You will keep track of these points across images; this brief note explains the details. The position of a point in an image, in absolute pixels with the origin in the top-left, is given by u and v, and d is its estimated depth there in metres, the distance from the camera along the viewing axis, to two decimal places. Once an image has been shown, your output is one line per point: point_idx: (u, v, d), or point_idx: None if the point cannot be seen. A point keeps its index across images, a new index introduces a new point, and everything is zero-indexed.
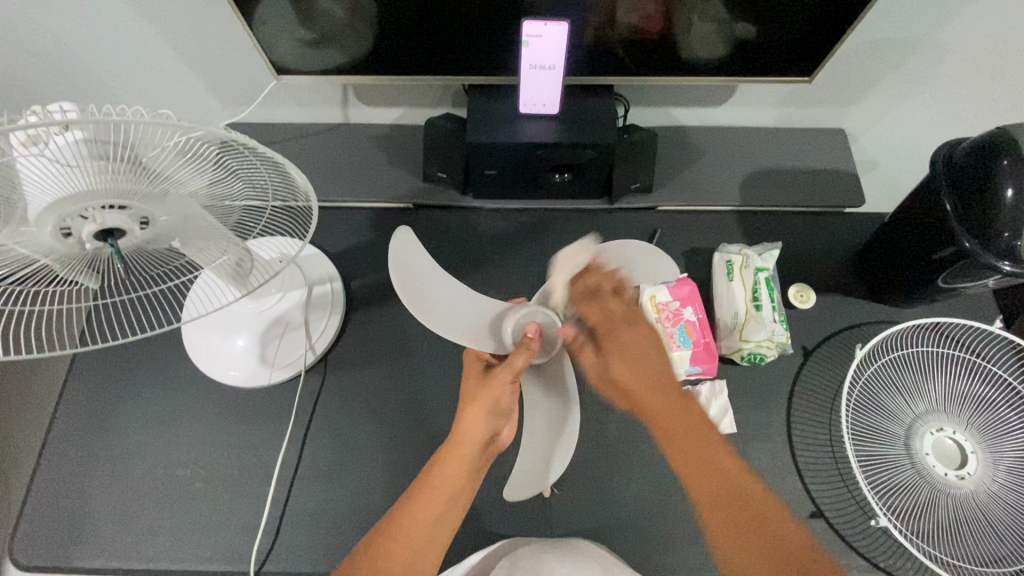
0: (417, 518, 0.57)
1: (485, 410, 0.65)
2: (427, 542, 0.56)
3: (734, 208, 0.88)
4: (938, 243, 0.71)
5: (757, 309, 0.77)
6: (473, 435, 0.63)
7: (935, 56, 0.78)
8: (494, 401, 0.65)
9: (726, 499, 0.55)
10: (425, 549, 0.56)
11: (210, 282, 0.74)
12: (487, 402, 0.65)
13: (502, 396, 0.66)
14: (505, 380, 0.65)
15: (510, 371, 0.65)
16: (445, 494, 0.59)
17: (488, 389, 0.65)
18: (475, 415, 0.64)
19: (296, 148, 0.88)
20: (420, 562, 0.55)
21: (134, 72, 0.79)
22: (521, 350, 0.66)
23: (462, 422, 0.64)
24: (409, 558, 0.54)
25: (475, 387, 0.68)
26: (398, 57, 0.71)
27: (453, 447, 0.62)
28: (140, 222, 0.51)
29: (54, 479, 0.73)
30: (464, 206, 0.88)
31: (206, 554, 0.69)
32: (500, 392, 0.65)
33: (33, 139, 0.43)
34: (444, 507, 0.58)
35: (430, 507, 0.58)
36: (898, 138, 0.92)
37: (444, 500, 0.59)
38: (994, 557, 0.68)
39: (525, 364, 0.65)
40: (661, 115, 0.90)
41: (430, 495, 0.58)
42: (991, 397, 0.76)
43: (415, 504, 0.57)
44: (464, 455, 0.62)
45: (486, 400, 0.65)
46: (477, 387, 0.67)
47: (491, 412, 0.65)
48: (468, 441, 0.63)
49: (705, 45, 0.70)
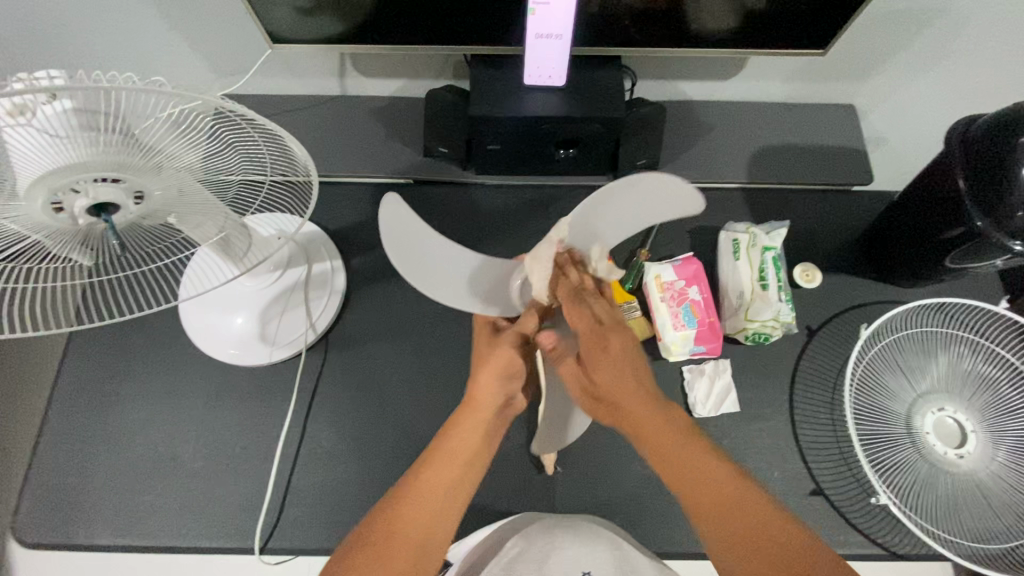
0: (434, 482, 0.55)
1: (497, 374, 0.61)
2: (447, 504, 0.54)
3: (741, 185, 0.87)
4: (946, 222, 0.70)
5: (764, 288, 0.76)
6: (490, 397, 0.60)
7: (954, 29, 0.75)
8: (505, 364, 0.61)
9: (713, 504, 0.51)
10: (441, 519, 0.53)
11: (206, 257, 0.72)
12: (499, 366, 0.61)
13: (514, 359, 0.62)
14: (517, 343, 0.61)
15: (519, 333, 0.62)
16: (462, 457, 0.57)
17: (496, 353, 0.62)
18: (486, 379, 0.61)
19: (293, 121, 0.86)
20: (437, 531, 0.53)
21: (121, 38, 0.76)
22: (530, 310, 0.63)
23: (476, 386, 0.60)
24: (429, 524, 0.53)
25: (485, 351, 0.63)
26: (400, 25, 0.68)
27: (469, 407, 0.60)
28: (135, 195, 0.49)
29: (53, 458, 0.73)
30: (466, 182, 0.86)
31: (211, 531, 0.70)
32: (511, 355, 0.62)
33: (20, 107, 0.41)
34: (460, 475, 0.56)
35: (447, 470, 0.56)
36: (909, 114, 0.90)
37: (462, 462, 0.56)
38: (991, 533, 0.69)
39: (535, 325, 0.63)
40: (667, 89, 0.88)
41: (449, 458, 0.56)
42: (994, 376, 0.76)
43: (432, 468, 0.55)
44: (480, 417, 0.59)
45: (497, 365, 0.61)
46: (487, 347, 0.63)
47: (502, 376, 0.61)
48: (485, 404, 0.60)
49: (716, 16, 0.67)
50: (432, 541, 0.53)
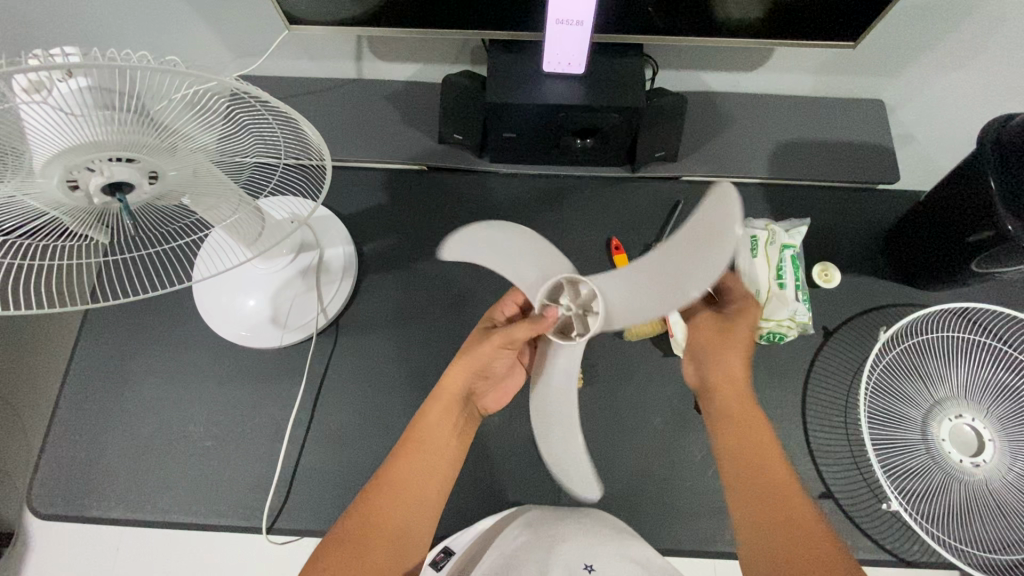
0: (410, 473, 0.59)
1: (471, 370, 0.63)
2: (421, 498, 0.58)
3: (761, 180, 0.85)
4: (975, 225, 0.67)
5: (782, 287, 0.74)
6: (454, 391, 0.62)
7: (992, 25, 0.72)
8: (481, 363, 0.63)
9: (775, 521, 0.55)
10: (418, 506, 0.58)
11: (221, 239, 0.72)
12: (471, 364, 0.63)
13: (489, 360, 0.63)
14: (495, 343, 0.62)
15: (505, 338, 0.61)
16: (432, 447, 0.61)
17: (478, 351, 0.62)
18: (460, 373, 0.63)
19: (309, 103, 0.85)
20: (413, 519, 0.57)
21: (139, 18, 0.75)
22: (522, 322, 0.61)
23: (445, 379, 0.62)
24: (405, 516, 0.57)
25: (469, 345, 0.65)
26: (417, 9, 0.67)
27: (436, 400, 0.63)
28: (149, 174, 0.49)
29: (68, 431, 0.74)
30: (480, 169, 0.85)
31: (220, 509, 0.71)
32: (489, 354, 0.63)
33: (36, 84, 0.40)
34: (434, 464, 0.60)
35: (415, 464, 0.59)
36: (939, 111, 0.87)
37: (435, 454, 0.61)
38: (1004, 543, 0.68)
39: (524, 335, 0.60)
40: (688, 78, 0.86)
41: (413, 455, 0.59)
42: (1015, 384, 0.74)
43: (406, 458, 0.59)
44: (446, 410, 0.63)
45: (472, 361, 0.63)
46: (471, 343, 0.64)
47: (472, 375, 0.63)
48: (450, 398, 0.63)
49: (741, 5, 0.65)
50: (409, 532, 0.57)
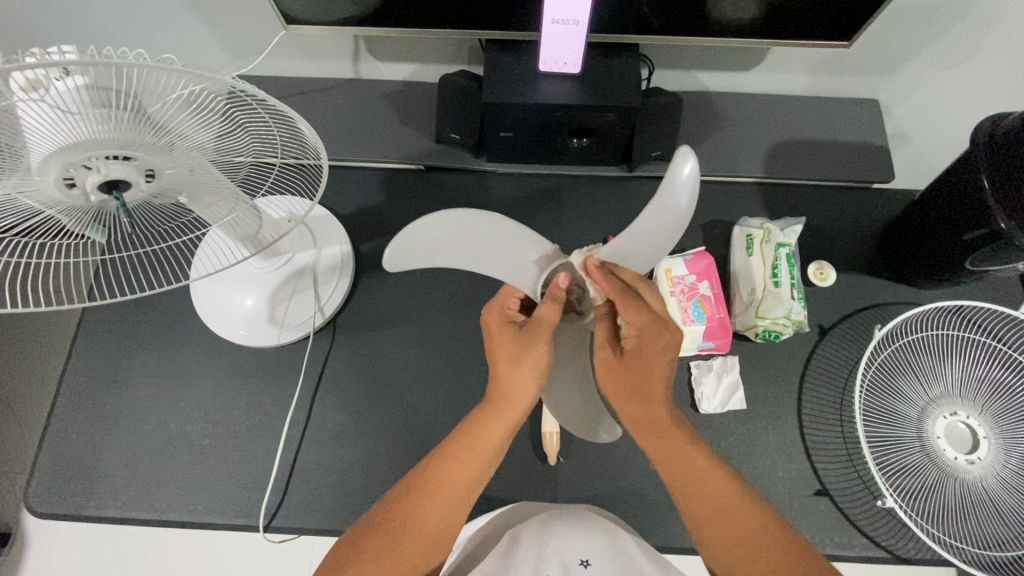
0: (456, 474, 0.55)
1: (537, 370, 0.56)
2: (459, 499, 0.56)
3: (757, 180, 0.85)
4: (969, 223, 0.68)
5: (777, 285, 0.75)
6: (521, 395, 0.56)
7: (986, 24, 0.73)
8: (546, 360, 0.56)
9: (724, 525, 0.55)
10: (456, 506, 0.55)
11: (218, 238, 0.73)
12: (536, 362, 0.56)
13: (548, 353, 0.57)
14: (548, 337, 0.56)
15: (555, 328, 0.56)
16: (486, 449, 0.56)
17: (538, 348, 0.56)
18: (526, 378, 0.56)
19: (307, 103, 0.85)
20: (450, 518, 0.55)
21: (138, 17, 0.76)
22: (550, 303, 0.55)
23: (517, 385, 0.56)
24: (443, 517, 0.55)
25: (519, 347, 0.56)
26: (414, 10, 0.67)
27: (500, 402, 0.57)
28: (146, 172, 0.49)
29: (65, 430, 0.74)
30: (477, 169, 0.85)
31: (218, 507, 0.71)
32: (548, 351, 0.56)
33: (34, 83, 0.41)
34: (480, 469, 0.56)
35: (466, 465, 0.56)
36: (934, 112, 0.88)
37: (487, 458, 0.56)
38: (998, 540, 0.69)
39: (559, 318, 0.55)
40: (685, 78, 0.86)
41: (468, 456, 0.56)
42: (1010, 382, 0.74)
43: (454, 459, 0.56)
44: (508, 413, 0.57)
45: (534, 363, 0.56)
46: (521, 343, 0.56)
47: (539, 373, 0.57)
48: (515, 398, 0.57)
49: (737, 5, 0.65)
50: (445, 529, 0.55)
